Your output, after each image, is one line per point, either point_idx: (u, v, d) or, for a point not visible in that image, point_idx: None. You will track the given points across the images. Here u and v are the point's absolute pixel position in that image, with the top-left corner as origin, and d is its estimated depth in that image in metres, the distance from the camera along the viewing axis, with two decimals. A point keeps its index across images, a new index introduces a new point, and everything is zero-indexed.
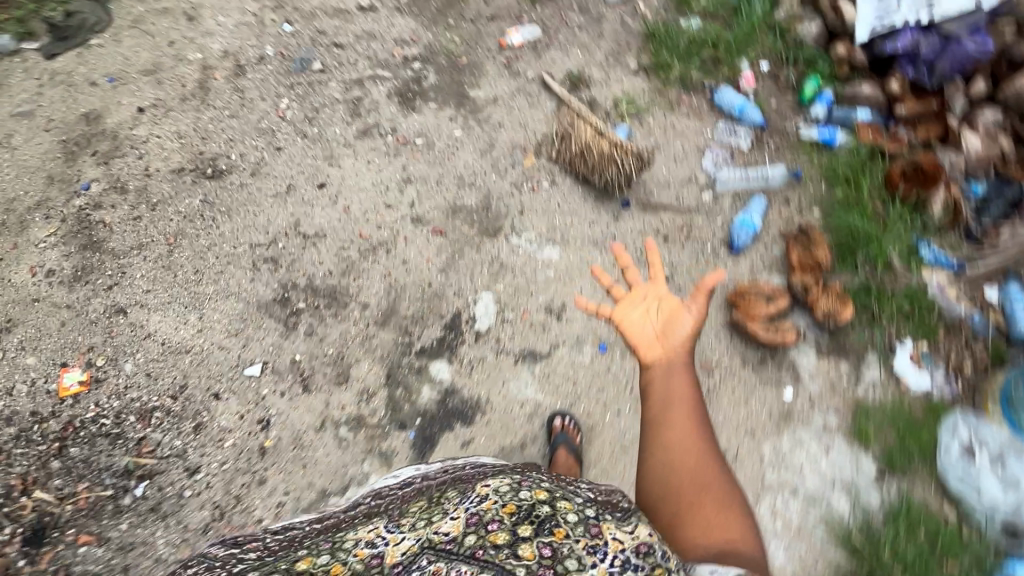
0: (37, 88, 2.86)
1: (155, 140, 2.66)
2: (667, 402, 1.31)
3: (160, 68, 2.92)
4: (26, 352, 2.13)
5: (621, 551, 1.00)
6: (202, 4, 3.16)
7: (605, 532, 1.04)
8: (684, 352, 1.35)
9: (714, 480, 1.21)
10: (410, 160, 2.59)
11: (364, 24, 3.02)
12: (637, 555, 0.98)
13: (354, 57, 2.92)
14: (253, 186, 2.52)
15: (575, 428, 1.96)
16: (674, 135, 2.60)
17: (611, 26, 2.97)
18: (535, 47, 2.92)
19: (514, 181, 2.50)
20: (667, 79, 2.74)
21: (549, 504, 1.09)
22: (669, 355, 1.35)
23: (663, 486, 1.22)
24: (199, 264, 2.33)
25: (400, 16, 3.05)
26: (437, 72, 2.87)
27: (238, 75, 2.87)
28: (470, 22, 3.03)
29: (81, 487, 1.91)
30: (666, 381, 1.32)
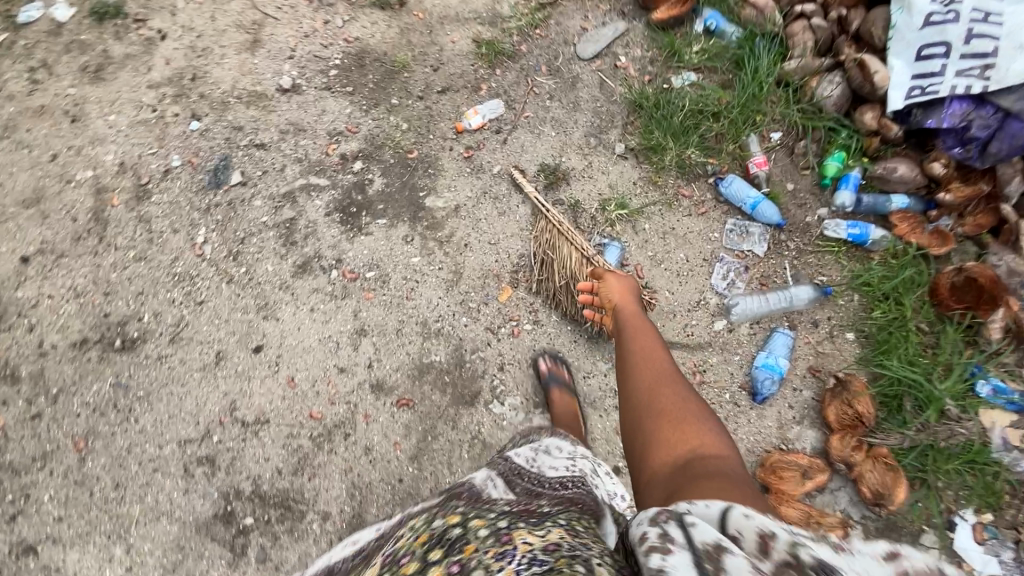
0: None
1: (46, 302, 2.18)
2: (635, 345, 1.48)
3: (44, 193, 2.39)
4: None
5: (531, 551, 0.78)
6: (87, 97, 2.58)
7: (516, 537, 0.83)
8: (637, 306, 1.71)
9: (686, 403, 1.23)
10: (363, 303, 2.15)
11: (288, 113, 2.48)
12: (546, 552, 0.77)
13: (280, 160, 2.40)
14: (174, 358, 2.08)
15: (564, 368, 1.99)
16: (676, 244, 2.17)
17: (588, 92, 2.46)
18: (499, 130, 2.41)
19: (489, 323, 2.08)
20: (662, 165, 2.28)
21: (461, 524, 0.90)
22: (629, 314, 1.65)
23: (642, 419, 1.24)
24: (119, 475, 1.94)
25: (331, 97, 2.50)
26: (384, 173, 2.37)
27: (141, 199, 2.36)
28: (417, 99, 2.50)
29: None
30: (632, 334, 1.55)
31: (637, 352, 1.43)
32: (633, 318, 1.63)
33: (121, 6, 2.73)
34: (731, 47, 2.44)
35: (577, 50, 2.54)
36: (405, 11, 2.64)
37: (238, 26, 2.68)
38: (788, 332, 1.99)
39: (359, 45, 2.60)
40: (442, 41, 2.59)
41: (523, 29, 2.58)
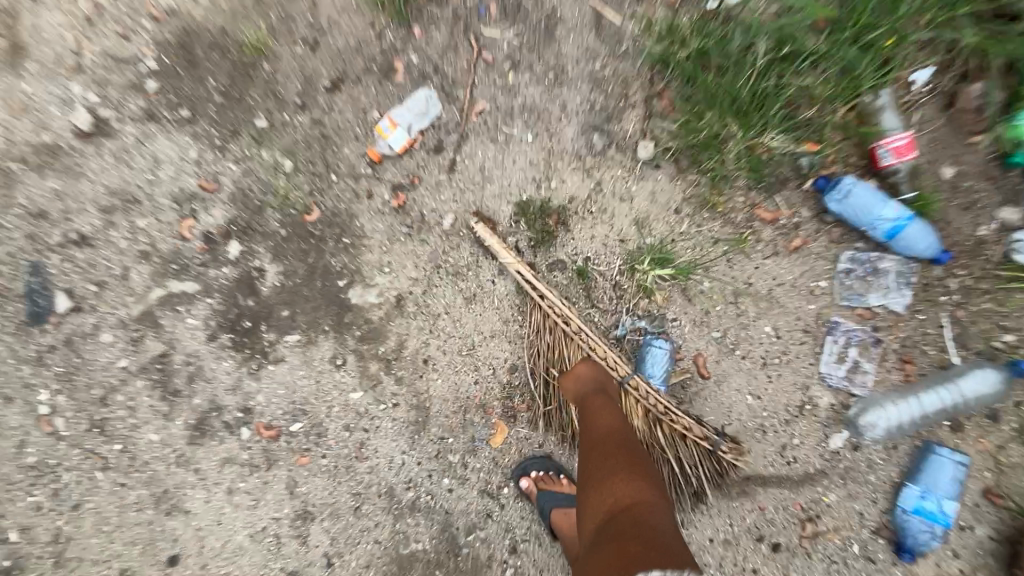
0: None
1: None
2: (596, 430, 1.13)
3: None
4: None
5: None
6: None
7: None
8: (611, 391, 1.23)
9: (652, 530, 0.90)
10: (298, 473, 1.47)
11: (105, 176, 1.53)
12: None
13: (118, 262, 1.53)
14: None
15: (551, 476, 1.36)
16: (757, 312, 1.34)
17: (577, 42, 1.40)
18: (439, 146, 1.45)
19: (483, 483, 1.40)
20: (722, 171, 1.33)
21: None
22: (593, 396, 1.21)
23: (598, 551, 0.93)
24: None
25: (161, 134, 1.53)
26: (277, 256, 1.50)
27: None
28: (296, 111, 1.50)
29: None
30: (595, 424, 1.15)
31: (593, 429, 1.14)
32: (601, 402, 1.19)
33: None
34: None
35: None
36: None
37: None
38: (959, 458, 1.23)
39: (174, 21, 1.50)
40: None
41: None
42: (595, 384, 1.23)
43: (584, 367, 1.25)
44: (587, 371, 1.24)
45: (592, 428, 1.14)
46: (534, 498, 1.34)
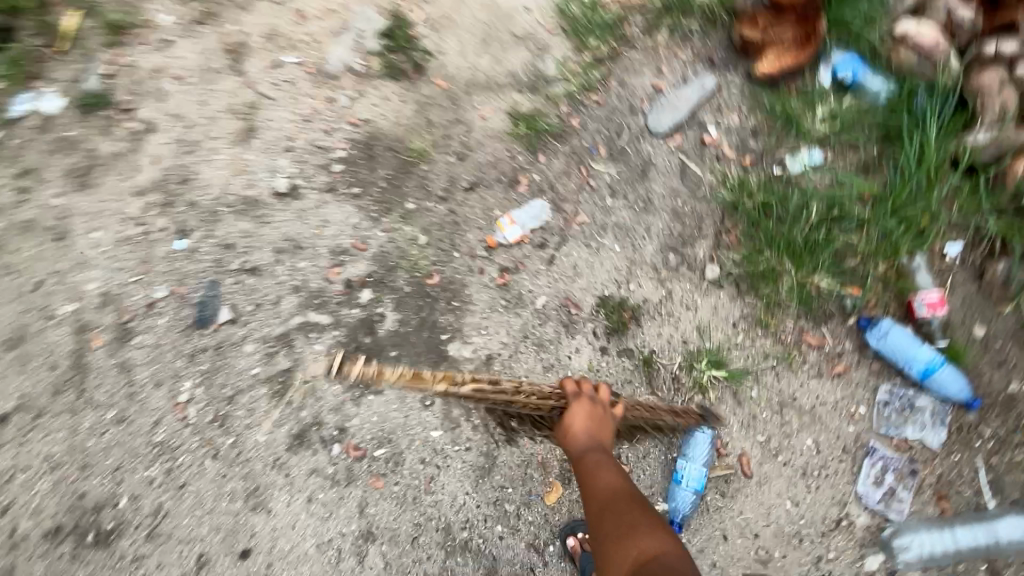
0: None
1: (17, 479, 1.82)
2: (595, 479, 1.21)
3: None
4: None
5: None
6: None
7: None
8: (603, 437, 1.32)
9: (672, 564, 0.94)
10: (371, 494, 1.68)
11: (284, 225, 2.02)
12: None
13: (274, 291, 1.95)
14: (155, 560, 1.73)
15: None
16: (799, 425, 1.51)
17: (663, 182, 1.82)
18: (543, 244, 1.83)
19: (531, 537, 1.62)
20: (776, 299, 1.60)
21: None
22: (586, 444, 1.30)
23: None
24: None
25: (333, 202, 2.01)
26: (397, 307, 1.86)
27: (123, 342, 1.94)
28: (437, 200, 1.95)
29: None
30: (592, 472, 1.23)
31: (588, 479, 1.22)
32: (595, 457, 1.26)
33: None
34: (876, 108, 1.77)
35: (648, 121, 1.92)
36: (424, 77, 2.11)
37: (227, 107, 2.20)
38: None
39: (369, 128, 2.08)
40: (469, 117, 2.04)
41: (573, 90, 1.99)
42: (587, 430, 1.32)
43: (576, 410, 1.33)
44: (574, 415, 1.31)
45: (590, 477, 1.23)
46: (577, 557, 1.58)
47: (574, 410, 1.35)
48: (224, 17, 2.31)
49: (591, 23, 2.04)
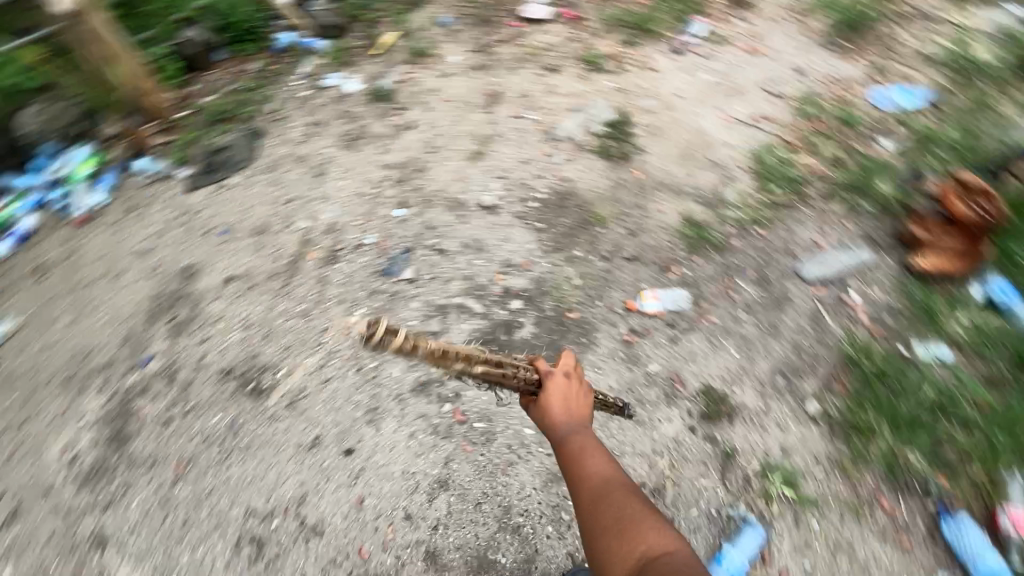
0: (165, 224, 2.90)
1: (224, 322, 2.48)
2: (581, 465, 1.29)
3: (269, 228, 2.78)
4: (5, 561, 2.01)
5: None
6: (334, 158, 3.00)
7: None
8: (578, 417, 1.40)
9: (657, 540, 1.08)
10: (458, 453, 2.02)
11: (476, 229, 2.55)
12: None
13: (449, 272, 2.45)
14: (281, 424, 2.16)
15: None
16: (847, 570, 1.64)
17: (793, 319, 2.10)
18: (672, 324, 2.15)
19: (573, 548, 1.85)
20: (864, 454, 1.80)
21: None
22: (564, 425, 1.39)
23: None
24: (191, 512, 2.03)
25: (519, 226, 2.52)
26: (536, 322, 2.25)
27: (330, 262, 2.59)
28: (600, 257, 2.37)
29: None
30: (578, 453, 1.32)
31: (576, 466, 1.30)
32: (573, 439, 1.35)
33: (395, 94, 3.22)
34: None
35: (799, 266, 2.22)
36: (626, 165, 2.61)
37: (471, 135, 2.90)
38: None
39: (569, 185, 2.60)
40: (650, 207, 2.47)
41: (743, 220, 2.36)
42: (565, 411, 1.40)
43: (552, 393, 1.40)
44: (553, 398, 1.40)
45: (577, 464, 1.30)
46: None
47: (550, 389, 1.44)
48: (498, 79, 3.11)
49: (776, 177, 2.46)
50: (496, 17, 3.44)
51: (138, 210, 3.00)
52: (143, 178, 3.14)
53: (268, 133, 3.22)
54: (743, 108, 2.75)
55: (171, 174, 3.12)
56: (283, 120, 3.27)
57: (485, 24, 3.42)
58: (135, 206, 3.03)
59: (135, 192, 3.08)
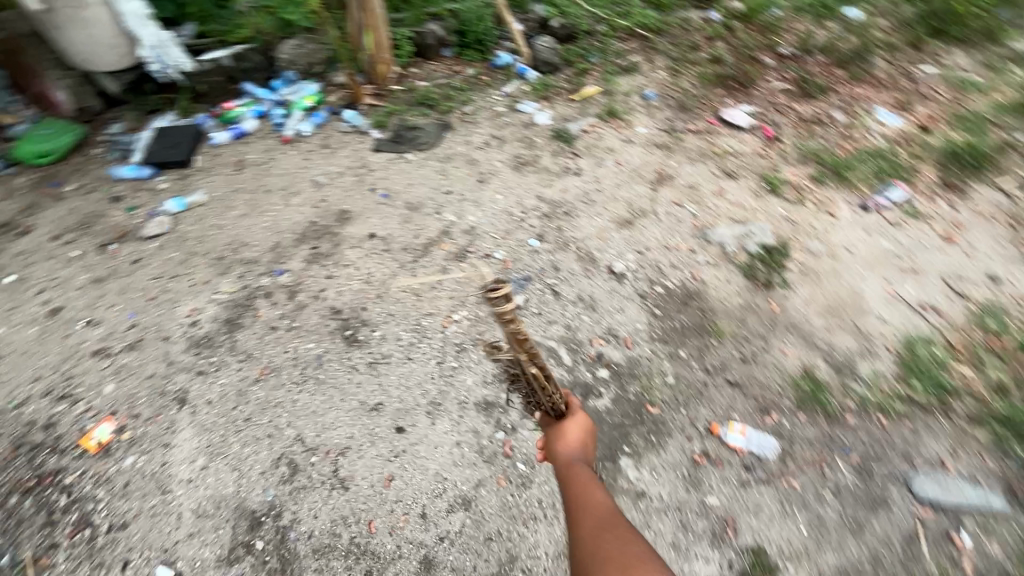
0: (343, 170, 3.31)
1: (351, 269, 2.74)
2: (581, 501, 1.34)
3: (421, 207, 3.06)
4: (112, 379, 2.36)
5: None
6: (500, 172, 3.24)
7: None
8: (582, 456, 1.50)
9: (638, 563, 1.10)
10: (491, 483, 2.05)
11: (596, 288, 2.61)
12: None
13: (554, 315, 2.52)
14: (358, 377, 2.34)
15: None
16: None
17: (882, 527, 1.90)
18: (748, 467, 2.04)
19: None
20: None
21: None
22: (573, 465, 1.47)
23: None
24: (256, 413, 2.24)
25: (636, 303, 2.54)
26: (614, 398, 2.24)
27: (457, 259, 2.78)
28: (702, 368, 2.31)
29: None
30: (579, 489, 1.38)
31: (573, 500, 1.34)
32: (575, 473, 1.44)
33: (575, 139, 3.42)
34: None
35: (912, 477, 2.01)
36: (766, 293, 2.54)
37: (628, 202, 3.00)
38: None
39: (701, 287, 2.58)
40: (772, 343, 2.38)
41: (867, 401, 2.19)
42: (573, 448, 1.52)
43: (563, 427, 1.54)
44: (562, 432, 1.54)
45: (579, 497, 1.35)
46: None
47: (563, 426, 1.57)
48: (674, 163, 3.19)
49: (922, 373, 2.25)
50: (696, 108, 3.54)
51: (329, 148, 3.47)
52: (345, 127, 3.61)
53: (456, 130, 3.57)
54: (914, 291, 2.56)
55: (367, 131, 3.57)
56: (472, 124, 3.61)
57: (684, 110, 3.54)
58: (329, 145, 3.50)
59: (334, 135, 3.57)
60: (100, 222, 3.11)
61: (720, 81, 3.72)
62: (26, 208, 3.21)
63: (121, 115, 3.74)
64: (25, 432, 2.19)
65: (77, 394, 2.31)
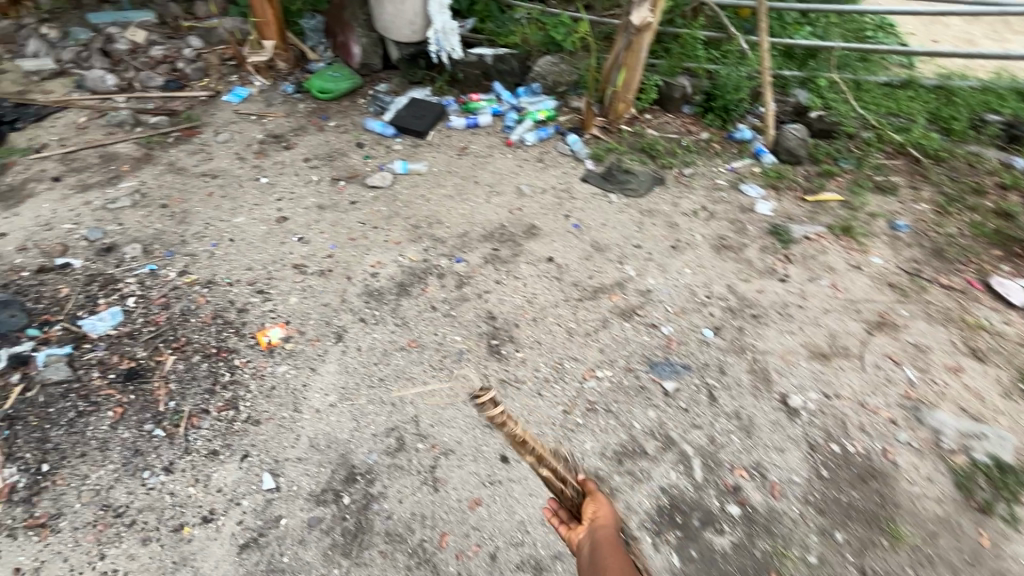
0: (547, 188, 3.40)
1: (519, 283, 2.78)
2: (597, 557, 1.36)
3: (605, 250, 3.01)
4: (298, 294, 2.69)
5: None
6: (697, 246, 3.05)
7: None
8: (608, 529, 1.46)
9: None
10: (569, 563, 1.90)
11: (760, 412, 2.29)
12: None
13: (701, 419, 2.27)
14: (486, 388, 2.35)
15: None
16: None
17: None
18: None
19: None
20: None
21: None
22: (602, 535, 1.44)
23: None
24: (390, 378, 2.37)
25: (801, 451, 2.17)
26: (735, 544, 1.93)
27: (621, 316, 2.66)
28: (858, 567, 1.89)
29: (160, 381, 2.28)
30: (600, 551, 1.38)
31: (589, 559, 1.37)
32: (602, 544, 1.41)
33: (794, 241, 3.06)
34: None
35: None
36: (977, 518, 2.00)
37: (832, 333, 2.59)
38: None
39: (889, 470, 2.12)
40: None
41: None
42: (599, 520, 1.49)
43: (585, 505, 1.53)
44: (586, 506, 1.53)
45: (595, 561, 1.35)
46: None
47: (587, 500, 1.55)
48: (906, 313, 2.69)
49: None
50: (957, 261, 2.96)
51: (543, 163, 3.58)
52: (564, 148, 3.70)
53: (667, 188, 3.46)
54: None
55: (582, 160, 3.62)
56: (685, 188, 3.47)
57: (939, 258, 2.98)
58: (544, 160, 3.62)
59: (552, 152, 3.68)
60: (341, 160, 3.60)
61: (1000, 241, 3.06)
62: (296, 128, 3.85)
63: (390, 78, 4.30)
64: (224, 308, 2.58)
65: (269, 294, 2.67)
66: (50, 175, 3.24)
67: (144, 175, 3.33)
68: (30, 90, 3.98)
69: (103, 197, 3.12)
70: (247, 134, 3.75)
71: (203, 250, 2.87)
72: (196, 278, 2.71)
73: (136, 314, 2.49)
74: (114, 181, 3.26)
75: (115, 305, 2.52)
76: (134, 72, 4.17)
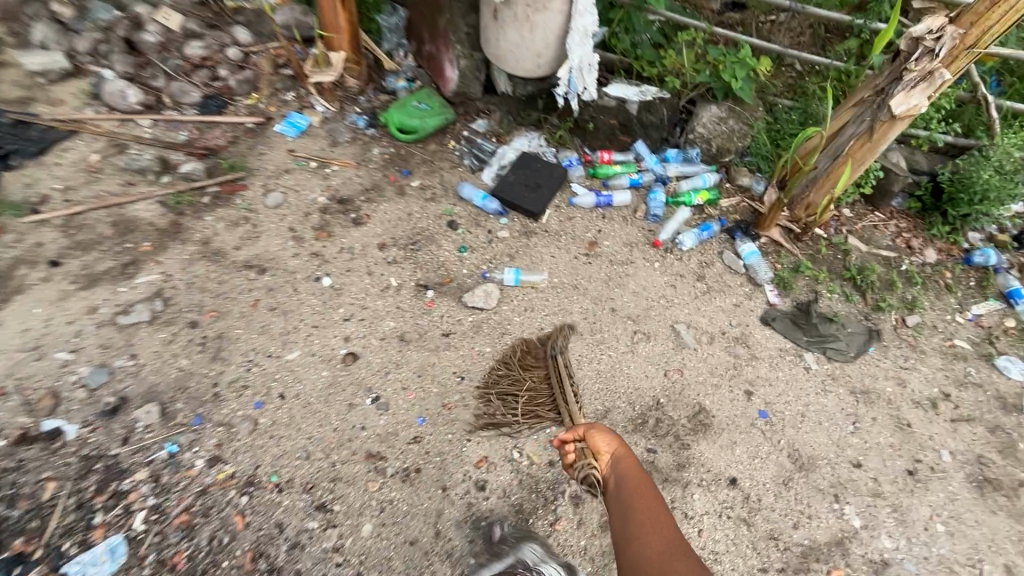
0: (715, 334, 2.42)
1: (690, 529, 1.92)
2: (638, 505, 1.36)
3: (815, 470, 2.06)
4: (375, 518, 1.88)
5: None
6: (948, 476, 2.07)
7: None
8: (629, 462, 1.53)
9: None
10: None
11: None
12: None
13: None
14: None
15: None
16: None
17: None
18: None
19: None
20: None
21: None
22: (622, 468, 1.51)
23: None
24: None
25: None
26: None
27: None
28: None
29: None
30: (626, 486, 1.44)
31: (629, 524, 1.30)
32: (624, 463, 1.52)
33: None
34: None
35: None
36: None
37: None
38: None
39: None
40: None
41: None
42: (612, 449, 1.58)
43: (591, 433, 1.63)
44: (592, 433, 1.63)
45: (627, 500, 1.40)
46: None
47: (594, 432, 1.64)
48: None
49: None
50: None
51: (704, 287, 2.59)
52: (735, 262, 2.66)
53: (885, 350, 2.42)
54: None
55: (761, 285, 2.59)
56: (912, 352, 2.43)
57: None
58: (705, 279, 2.61)
59: (715, 266, 2.66)
60: (429, 250, 2.66)
61: None
62: (369, 188, 2.88)
63: (491, 113, 3.24)
64: (269, 538, 1.81)
65: (334, 515, 1.87)
66: (48, 256, 2.41)
67: (169, 262, 2.46)
68: (35, 100, 3.08)
69: (113, 301, 2.29)
70: (307, 195, 2.82)
71: (243, 417, 2.04)
72: (232, 476, 1.91)
73: (146, 546, 1.76)
74: (130, 271, 2.40)
75: (116, 529, 1.77)
76: (163, 80, 3.19)
